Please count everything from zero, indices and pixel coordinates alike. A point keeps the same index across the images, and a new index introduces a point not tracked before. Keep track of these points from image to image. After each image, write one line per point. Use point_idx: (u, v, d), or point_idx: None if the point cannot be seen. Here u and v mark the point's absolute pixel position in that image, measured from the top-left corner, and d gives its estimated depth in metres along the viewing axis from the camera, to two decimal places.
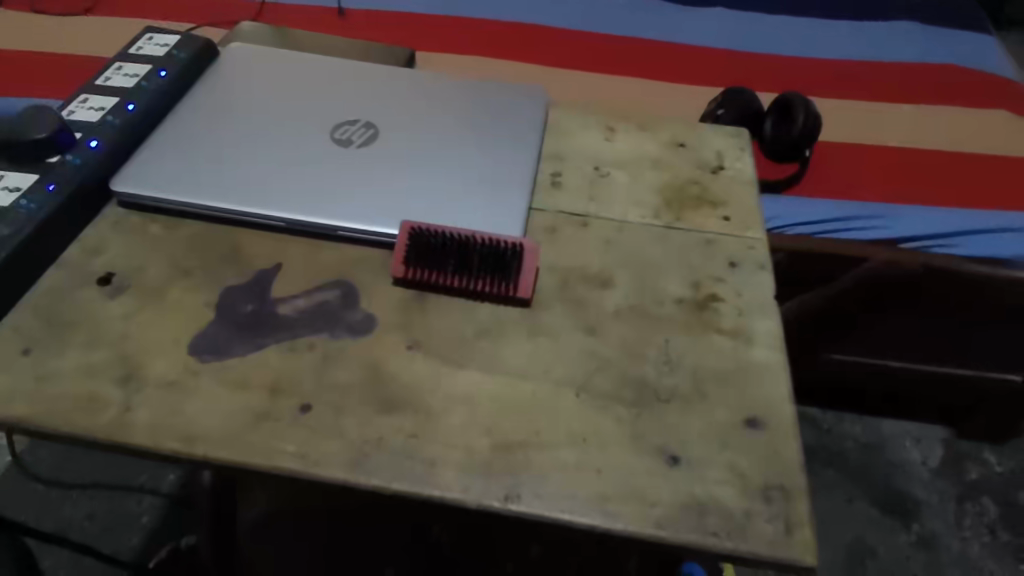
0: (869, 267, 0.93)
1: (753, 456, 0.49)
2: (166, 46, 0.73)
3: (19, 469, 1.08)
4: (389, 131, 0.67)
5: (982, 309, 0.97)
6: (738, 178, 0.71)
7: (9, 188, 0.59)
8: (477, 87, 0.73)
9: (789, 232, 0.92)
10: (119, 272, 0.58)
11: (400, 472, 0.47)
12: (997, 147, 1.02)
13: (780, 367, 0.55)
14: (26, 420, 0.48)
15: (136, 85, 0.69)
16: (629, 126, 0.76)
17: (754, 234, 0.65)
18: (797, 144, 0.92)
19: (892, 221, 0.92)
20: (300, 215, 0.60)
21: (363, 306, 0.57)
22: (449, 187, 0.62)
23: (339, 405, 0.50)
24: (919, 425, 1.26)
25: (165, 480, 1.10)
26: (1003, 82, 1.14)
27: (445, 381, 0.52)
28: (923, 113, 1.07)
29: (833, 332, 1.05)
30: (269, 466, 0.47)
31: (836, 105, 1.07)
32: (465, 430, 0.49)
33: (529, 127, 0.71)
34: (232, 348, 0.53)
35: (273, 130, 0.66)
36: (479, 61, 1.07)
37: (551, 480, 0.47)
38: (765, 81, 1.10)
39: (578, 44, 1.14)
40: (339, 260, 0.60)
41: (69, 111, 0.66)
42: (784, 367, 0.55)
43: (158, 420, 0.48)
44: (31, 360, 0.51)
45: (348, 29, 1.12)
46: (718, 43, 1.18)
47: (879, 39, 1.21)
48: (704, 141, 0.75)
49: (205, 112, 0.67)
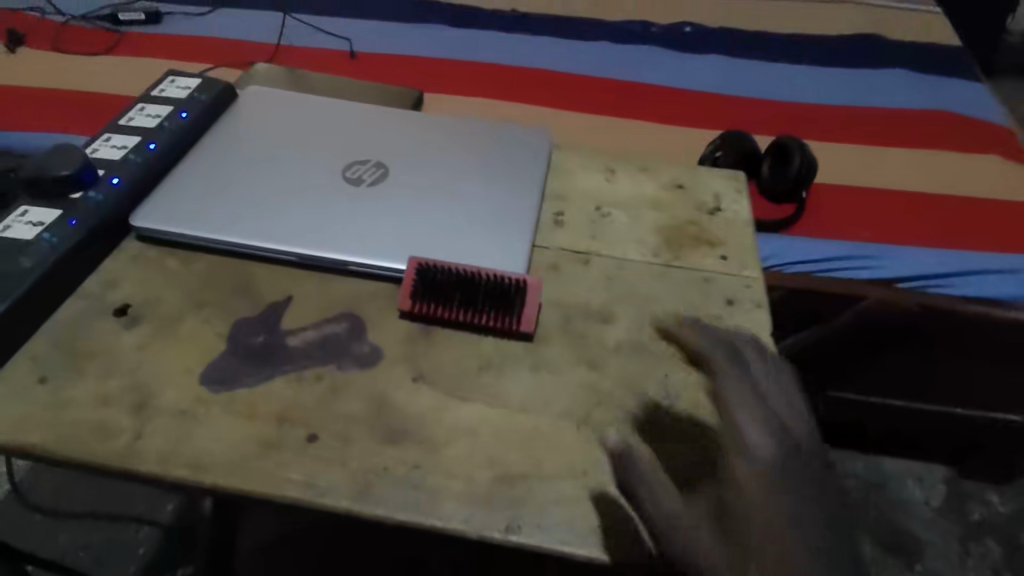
0: (866, 304, 0.95)
1: (728, 410, 0.50)
2: (187, 89, 0.76)
3: (18, 497, 1.08)
4: (398, 171, 0.69)
5: (979, 348, 0.98)
6: (736, 220, 0.73)
7: (32, 222, 0.61)
8: (481, 130, 0.77)
9: (788, 270, 0.94)
10: (135, 304, 0.60)
11: (403, 502, 0.48)
12: (987, 190, 1.04)
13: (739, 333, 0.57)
14: (40, 447, 0.49)
15: (158, 125, 0.72)
16: (630, 167, 0.78)
17: (751, 272, 0.67)
18: (796, 184, 0.94)
19: (889, 262, 0.94)
20: (310, 249, 0.62)
21: (370, 339, 0.58)
22: (455, 225, 0.65)
23: (345, 436, 0.51)
24: (922, 463, 1.25)
25: (163, 510, 1.10)
26: (991, 127, 1.17)
27: (448, 413, 0.53)
28: (917, 157, 1.10)
29: (834, 369, 1.07)
30: (273, 495, 0.48)
31: (832, 148, 1.10)
32: (468, 462, 0.50)
33: (533, 168, 0.73)
34: (243, 379, 0.54)
35: (285, 168, 0.69)
36: (485, 103, 1.11)
37: (552, 512, 0.48)
38: (761, 125, 1.14)
39: (580, 86, 1.18)
40: (348, 294, 0.62)
41: (92, 148, 0.68)
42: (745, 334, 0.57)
43: (168, 448, 0.49)
44: (46, 389, 0.53)
45: (359, 71, 1.16)
46: (717, 87, 1.22)
47: (872, 85, 1.25)
48: (702, 183, 0.77)
49: (222, 152, 0.70)
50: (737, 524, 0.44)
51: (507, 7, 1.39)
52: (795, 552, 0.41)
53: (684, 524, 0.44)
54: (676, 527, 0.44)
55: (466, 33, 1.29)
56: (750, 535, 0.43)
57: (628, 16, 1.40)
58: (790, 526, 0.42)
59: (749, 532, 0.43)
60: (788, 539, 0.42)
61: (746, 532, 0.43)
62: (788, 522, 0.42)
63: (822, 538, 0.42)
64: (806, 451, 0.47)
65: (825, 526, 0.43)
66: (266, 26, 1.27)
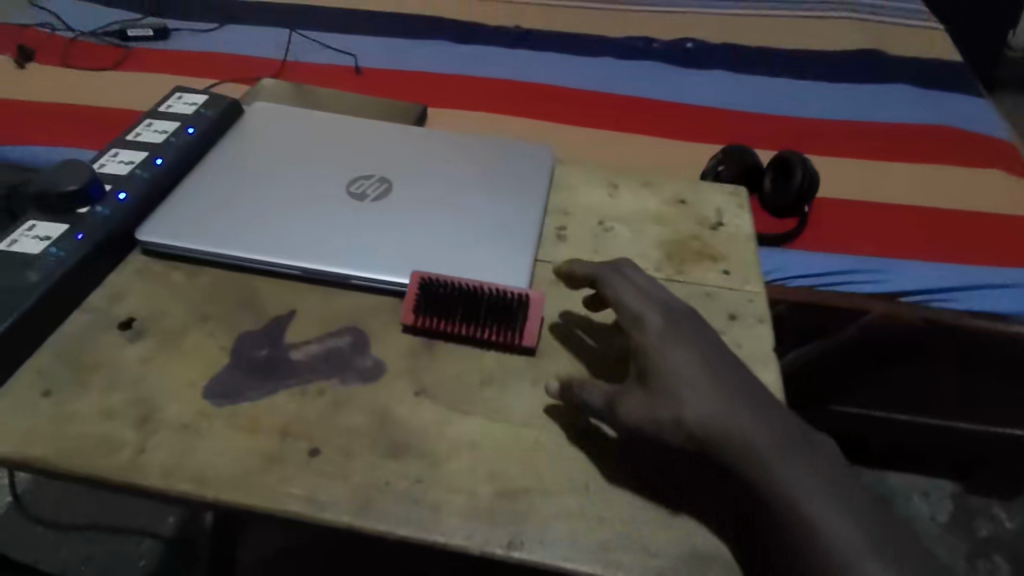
0: (869, 319, 0.95)
1: (621, 301, 0.56)
2: (194, 105, 0.77)
3: (20, 510, 1.08)
4: (401, 186, 0.70)
5: (984, 362, 0.98)
6: (737, 235, 0.73)
7: (40, 236, 0.61)
8: (484, 146, 0.77)
9: (790, 284, 0.94)
10: (140, 318, 0.60)
11: (404, 517, 0.47)
12: (990, 205, 1.04)
13: (622, 259, 0.60)
14: (43, 461, 0.49)
15: (165, 140, 0.72)
16: (632, 182, 0.79)
17: (753, 287, 0.67)
18: (798, 199, 0.94)
19: (892, 276, 0.94)
20: (314, 264, 0.63)
21: (373, 353, 0.59)
22: (458, 240, 0.65)
23: (347, 450, 0.51)
24: (927, 478, 1.25)
25: (164, 522, 1.10)
26: (993, 141, 1.17)
27: (450, 427, 0.53)
28: (920, 171, 1.10)
29: (838, 383, 1.06)
30: (275, 509, 0.48)
31: (835, 163, 1.11)
32: (470, 477, 0.50)
33: (535, 183, 0.74)
34: (247, 393, 0.55)
35: (289, 183, 0.69)
36: (489, 117, 1.12)
37: (554, 528, 0.48)
38: (763, 140, 1.14)
39: (583, 102, 1.19)
40: (351, 308, 0.62)
41: (100, 164, 0.69)
42: (631, 261, 0.60)
43: (171, 462, 0.49)
44: (50, 402, 0.53)
45: (363, 86, 1.17)
46: (719, 103, 1.22)
47: (874, 101, 1.26)
48: (704, 198, 0.77)
49: (227, 168, 0.71)
50: (659, 379, 0.50)
51: (510, 24, 1.40)
52: (712, 387, 0.49)
53: (623, 398, 0.51)
54: (617, 405, 0.51)
55: (469, 49, 1.31)
56: (676, 389, 0.49)
57: (629, 32, 1.41)
58: (702, 367, 0.50)
59: (673, 381, 0.49)
60: (705, 379, 0.50)
61: (669, 385, 0.49)
62: (700, 368, 0.50)
63: (724, 374, 0.51)
64: (692, 318, 0.55)
65: (724, 366, 0.51)
66: (272, 42, 1.28)
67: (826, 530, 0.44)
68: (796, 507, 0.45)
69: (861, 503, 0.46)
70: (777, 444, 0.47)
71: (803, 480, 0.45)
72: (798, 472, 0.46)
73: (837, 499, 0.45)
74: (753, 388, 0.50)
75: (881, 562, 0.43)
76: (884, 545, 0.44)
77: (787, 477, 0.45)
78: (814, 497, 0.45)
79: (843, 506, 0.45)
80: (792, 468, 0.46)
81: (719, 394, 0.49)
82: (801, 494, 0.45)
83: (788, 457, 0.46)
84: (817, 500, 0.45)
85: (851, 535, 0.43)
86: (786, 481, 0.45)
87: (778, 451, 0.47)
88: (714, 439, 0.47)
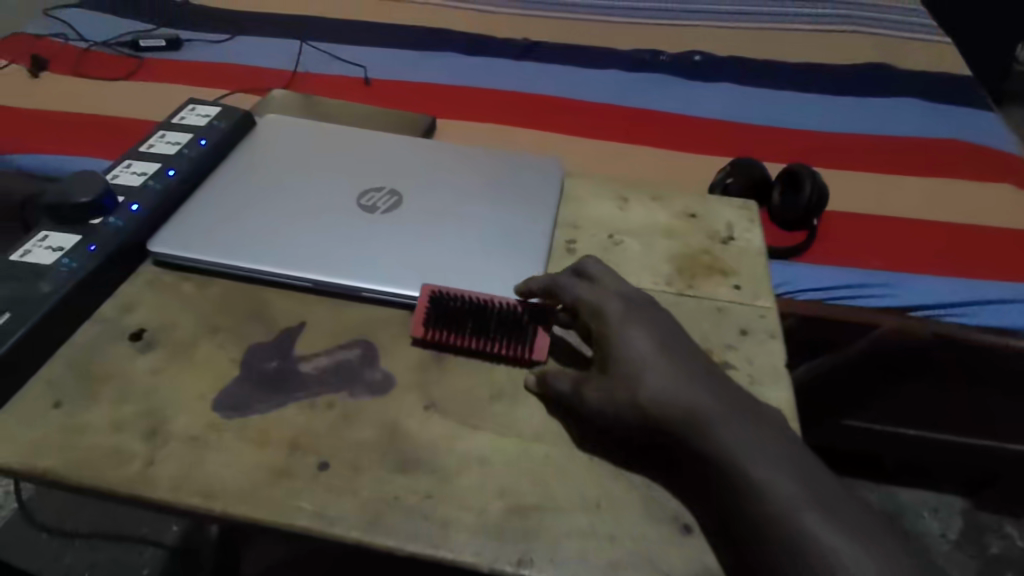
0: (880, 333, 0.94)
1: (584, 297, 0.56)
2: (207, 117, 0.77)
3: (24, 517, 1.08)
4: (411, 199, 0.70)
5: (995, 377, 0.97)
6: (748, 249, 0.73)
7: (53, 247, 0.61)
8: (494, 159, 0.77)
9: (800, 298, 0.93)
10: (150, 329, 0.60)
11: (414, 533, 0.47)
12: (1000, 219, 1.04)
13: (587, 257, 0.61)
14: (53, 472, 0.49)
15: (178, 152, 0.72)
16: (641, 196, 0.78)
17: (764, 302, 0.67)
18: (807, 212, 0.94)
19: (902, 290, 0.93)
20: (324, 276, 0.63)
21: (383, 366, 0.58)
22: (468, 254, 0.65)
23: (356, 464, 0.51)
24: (936, 494, 1.23)
25: (168, 531, 1.09)
26: (1003, 156, 1.17)
27: (460, 442, 0.53)
28: (930, 185, 1.09)
29: (846, 397, 1.06)
30: (284, 524, 0.47)
31: (844, 176, 1.10)
32: (480, 493, 0.50)
33: (545, 196, 0.73)
34: (257, 405, 0.54)
35: (298, 195, 0.69)
36: (497, 129, 1.12)
37: (564, 546, 0.47)
38: (772, 153, 1.14)
39: (591, 113, 1.19)
40: (362, 321, 0.62)
41: (113, 175, 0.70)
42: (596, 259, 0.61)
43: (180, 475, 0.49)
44: (60, 414, 0.53)
45: (373, 97, 1.18)
46: (727, 115, 1.22)
47: (882, 114, 1.26)
48: (714, 212, 0.77)
49: (238, 179, 0.71)
50: (618, 362, 0.52)
51: (518, 37, 1.41)
52: (665, 366, 0.51)
53: (587, 384, 0.53)
54: (583, 390, 0.53)
55: (478, 61, 1.31)
56: (634, 373, 0.51)
57: (638, 45, 1.42)
58: (658, 350, 0.52)
59: (630, 362, 0.51)
60: (661, 360, 0.51)
61: (627, 366, 0.51)
62: (656, 349, 0.52)
63: (678, 355, 0.52)
64: (653, 306, 0.56)
65: (679, 350, 0.53)
66: (282, 53, 1.29)
67: (772, 493, 0.45)
68: (744, 472, 0.46)
69: (806, 467, 0.47)
70: (726, 418, 0.48)
71: (750, 449, 0.47)
72: (751, 445, 0.47)
73: (783, 464, 0.46)
74: (706, 370, 0.52)
75: (823, 518, 0.44)
76: (828, 504, 0.45)
77: (735, 447, 0.47)
78: (760, 462, 0.46)
79: (789, 470, 0.46)
80: (741, 438, 0.47)
81: (673, 372, 0.50)
82: (749, 461, 0.46)
83: (736, 429, 0.48)
84: (763, 465, 0.46)
85: (796, 496, 0.44)
86: (735, 449, 0.47)
87: (727, 423, 0.48)
88: (669, 415, 0.49)
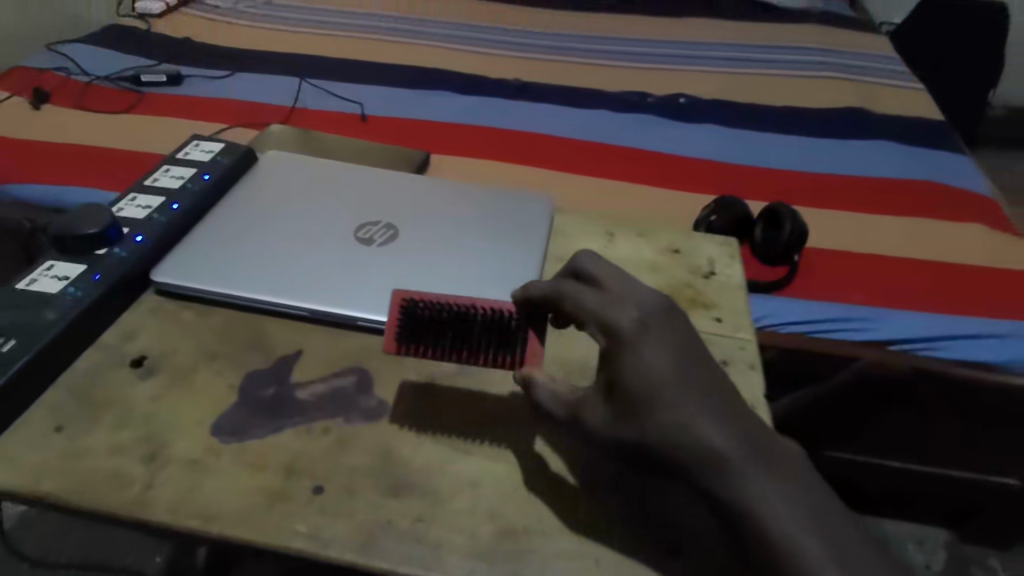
0: (862, 364, 0.97)
1: (586, 305, 0.52)
2: (211, 153, 0.80)
3: (5, 546, 1.08)
4: (406, 232, 0.73)
5: (974, 410, 1.00)
6: (728, 284, 0.76)
7: (58, 276, 0.63)
8: (486, 195, 0.80)
9: (782, 331, 0.96)
10: (151, 356, 0.62)
11: (406, 555, 0.48)
12: (974, 257, 1.08)
13: (580, 252, 0.57)
14: (53, 494, 0.50)
15: (181, 186, 0.75)
16: (628, 232, 0.82)
17: (745, 334, 0.70)
18: (787, 249, 0.98)
19: (881, 325, 0.96)
20: (323, 306, 0.65)
21: (377, 393, 0.60)
22: (461, 285, 0.67)
23: (351, 488, 0.53)
24: (921, 525, 1.27)
25: (151, 562, 1.09)
26: (976, 197, 1.22)
27: (451, 467, 0.55)
28: (906, 224, 1.14)
29: (831, 426, 1.09)
30: (280, 546, 0.49)
31: (824, 215, 1.15)
32: (470, 516, 0.51)
33: (535, 231, 0.76)
34: (254, 430, 0.56)
35: (297, 228, 0.72)
36: (489, 165, 1.16)
37: (551, 567, 0.49)
38: (755, 191, 1.18)
39: (580, 151, 1.23)
40: (358, 350, 0.64)
41: (118, 207, 0.72)
42: (590, 252, 0.57)
43: (179, 497, 0.51)
44: (61, 437, 0.54)
45: (369, 134, 1.22)
46: (710, 155, 1.27)
47: (860, 156, 1.31)
48: (697, 248, 0.81)
49: (240, 212, 0.74)
50: (631, 383, 0.49)
51: (510, 77, 1.47)
52: (680, 388, 0.48)
53: (589, 405, 0.51)
54: (581, 411, 0.51)
55: (471, 100, 1.36)
56: (648, 397, 0.48)
57: (626, 86, 1.47)
58: (674, 370, 0.49)
59: (644, 384, 0.48)
60: (675, 382, 0.48)
61: (640, 388, 0.48)
62: (672, 370, 0.48)
63: (693, 374, 0.49)
64: (671, 310, 0.52)
65: (695, 367, 0.49)
66: (282, 89, 1.33)
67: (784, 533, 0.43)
68: (757, 509, 0.44)
69: (818, 501, 0.45)
70: (742, 450, 0.46)
71: (763, 482, 0.45)
72: (767, 482, 0.45)
73: (797, 500, 0.45)
74: (720, 390, 0.49)
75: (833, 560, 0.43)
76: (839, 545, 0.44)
77: (750, 481, 0.45)
78: (775, 501, 0.44)
79: (802, 508, 0.45)
80: (756, 473, 0.45)
81: (688, 396, 0.48)
82: (763, 498, 0.45)
83: (750, 460, 0.46)
84: (775, 501, 0.44)
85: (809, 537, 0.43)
86: (750, 485, 0.45)
87: (743, 454, 0.46)
88: (683, 443, 0.47)
